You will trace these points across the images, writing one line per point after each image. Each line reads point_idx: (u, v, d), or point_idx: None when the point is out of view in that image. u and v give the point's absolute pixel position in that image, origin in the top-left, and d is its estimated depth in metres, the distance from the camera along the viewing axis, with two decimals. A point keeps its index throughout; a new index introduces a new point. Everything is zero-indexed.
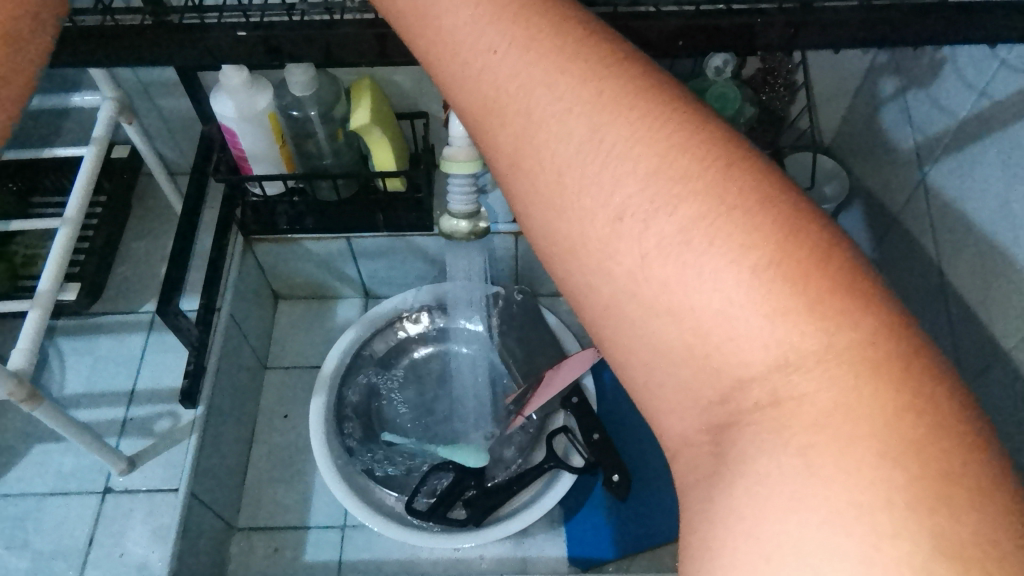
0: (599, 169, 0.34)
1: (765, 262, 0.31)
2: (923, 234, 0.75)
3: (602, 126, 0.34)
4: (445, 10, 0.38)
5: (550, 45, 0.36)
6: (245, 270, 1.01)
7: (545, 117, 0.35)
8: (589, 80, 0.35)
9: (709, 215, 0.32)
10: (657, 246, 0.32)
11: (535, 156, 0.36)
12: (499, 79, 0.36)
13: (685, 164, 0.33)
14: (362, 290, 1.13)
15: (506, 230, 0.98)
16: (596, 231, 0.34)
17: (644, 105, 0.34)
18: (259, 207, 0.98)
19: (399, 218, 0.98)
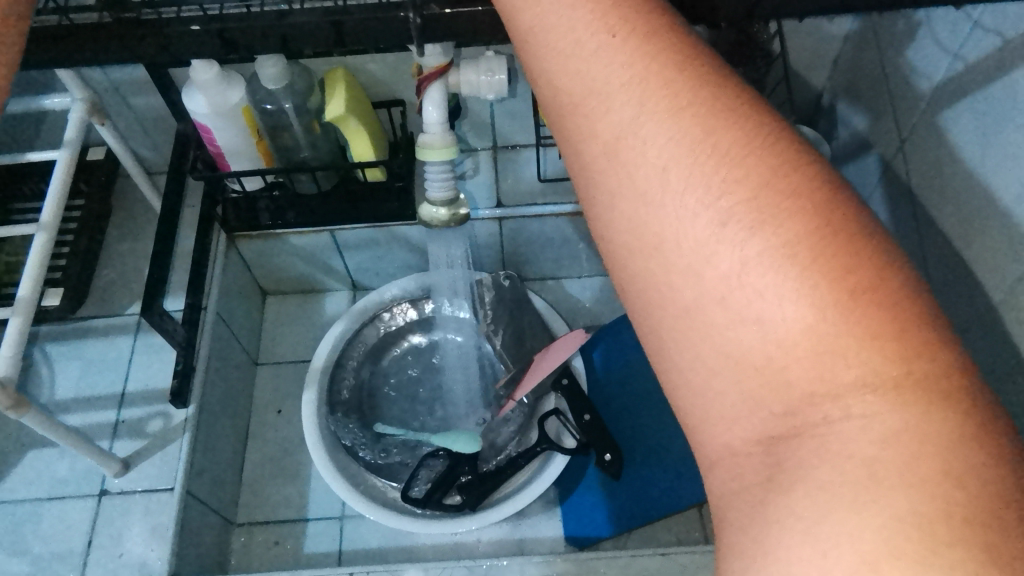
0: (705, 181, 0.34)
1: (862, 288, 0.31)
2: (904, 198, 0.75)
3: (715, 144, 0.34)
4: (559, 22, 0.38)
5: (675, 70, 0.36)
6: (229, 267, 1.01)
7: (655, 126, 0.35)
8: (703, 102, 0.35)
9: (807, 240, 0.32)
10: (756, 257, 0.32)
11: (640, 162, 0.35)
12: (616, 88, 0.36)
13: (793, 190, 0.33)
14: (349, 282, 1.13)
15: (485, 215, 0.97)
16: (693, 235, 0.34)
17: (755, 135, 0.35)
18: (240, 203, 0.98)
19: (380, 209, 0.99)
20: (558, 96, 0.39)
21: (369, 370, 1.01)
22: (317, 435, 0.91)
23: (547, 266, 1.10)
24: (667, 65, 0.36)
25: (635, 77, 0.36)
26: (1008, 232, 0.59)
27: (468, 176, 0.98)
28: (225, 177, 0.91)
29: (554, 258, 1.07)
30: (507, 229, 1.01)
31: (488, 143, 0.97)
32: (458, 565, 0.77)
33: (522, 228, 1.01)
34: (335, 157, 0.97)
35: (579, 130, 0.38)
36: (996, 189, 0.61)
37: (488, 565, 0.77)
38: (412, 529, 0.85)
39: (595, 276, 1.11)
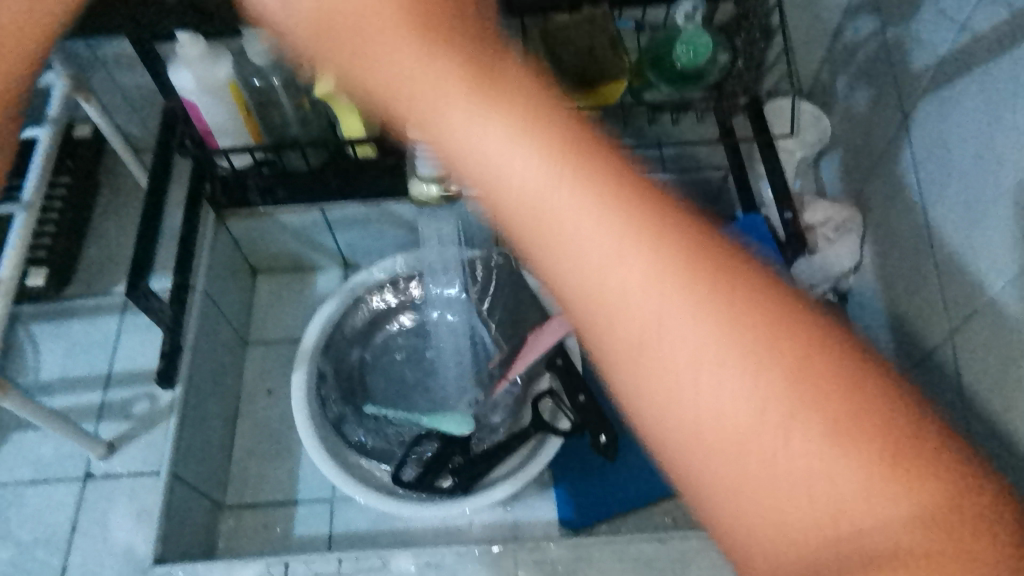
0: (695, 317, 0.33)
1: (856, 405, 0.31)
2: (903, 176, 0.72)
3: (743, 329, 0.32)
4: (506, 146, 0.36)
5: (636, 197, 0.35)
6: (218, 245, 0.99)
7: (685, 320, 0.33)
8: (721, 277, 0.33)
9: (799, 366, 0.32)
10: (755, 390, 0.32)
11: (625, 302, 0.34)
12: (586, 219, 0.34)
13: (774, 316, 0.33)
14: (340, 260, 1.11)
15: None
16: (691, 374, 0.32)
17: (726, 263, 0.34)
18: (229, 181, 0.97)
19: (370, 186, 0.98)
20: (566, 282, 0.35)
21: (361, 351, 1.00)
22: (308, 416, 0.89)
23: None
24: (674, 243, 0.34)
25: (652, 267, 0.33)
26: (1021, 213, 0.55)
27: None
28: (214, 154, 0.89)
29: None
30: None
31: None
32: (450, 551, 0.76)
33: None
34: (325, 132, 0.94)
35: (602, 321, 0.34)
36: (998, 169, 0.58)
37: (480, 550, 0.76)
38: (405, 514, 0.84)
39: None
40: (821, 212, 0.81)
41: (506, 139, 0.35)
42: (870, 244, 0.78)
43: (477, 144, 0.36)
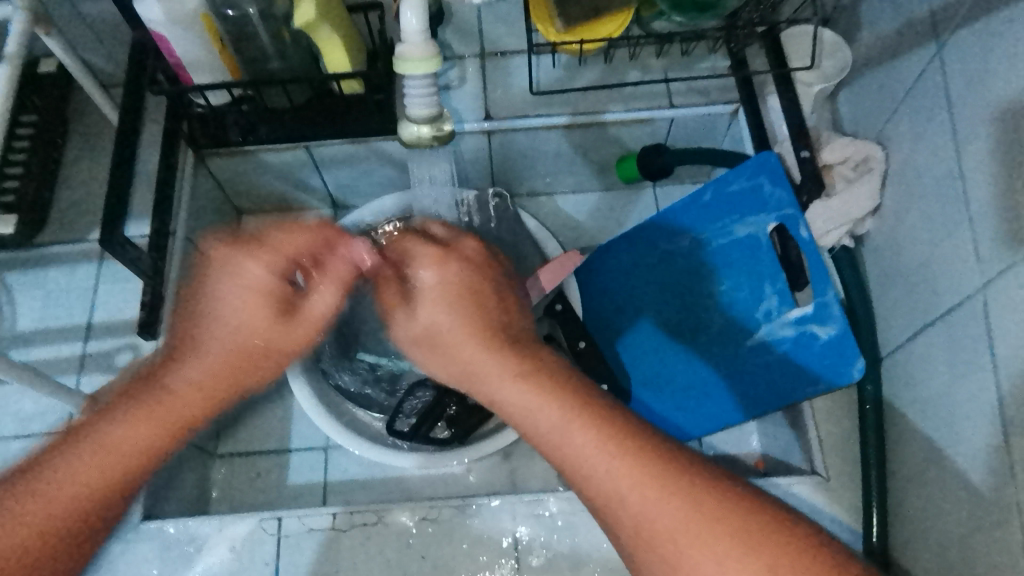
0: (663, 502, 0.45)
1: (792, 561, 0.42)
2: (934, 117, 0.64)
3: (718, 529, 0.44)
4: (508, 389, 0.52)
5: (610, 427, 0.49)
6: (199, 188, 0.94)
7: (680, 532, 0.44)
8: (700, 493, 0.45)
9: (744, 537, 0.43)
10: (723, 560, 0.43)
11: (620, 503, 0.47)
12: (580, 441, 0.48)
13: (721, 503, 0.45)
14: (331, 201, 1.06)
15: (471, 129, 0.87)
16: (678, 549, 0.44)
17: (674, 462, 0.47)
18: (208, 117, 0.90)
19: (358, 124, 0.90)
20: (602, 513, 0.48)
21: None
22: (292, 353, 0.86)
23: (539, 180, 1.01)
24: (657, 462, 0.47)
25: (665, 552, 0.45)
26: None
27: (453, 87, 0.89)
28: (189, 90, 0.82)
29: (546, 173, 0.99)
30: (496, 144, 0.92)
31: (477, 49, 0.90)
32: (448, 504, 0.74)
33: (512, 143, 0.91)
34: (309, 67, 0.88)
35: (634, 544, 0.46)
36: None
37: (477, 506, 0.74)
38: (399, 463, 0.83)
39: (591, 191, 1.03)
40: (839, 150, 0.74)
41: (512, 381, 0.52)
42: (887, 187, 0.72)
43: (496, 395, 0.52)
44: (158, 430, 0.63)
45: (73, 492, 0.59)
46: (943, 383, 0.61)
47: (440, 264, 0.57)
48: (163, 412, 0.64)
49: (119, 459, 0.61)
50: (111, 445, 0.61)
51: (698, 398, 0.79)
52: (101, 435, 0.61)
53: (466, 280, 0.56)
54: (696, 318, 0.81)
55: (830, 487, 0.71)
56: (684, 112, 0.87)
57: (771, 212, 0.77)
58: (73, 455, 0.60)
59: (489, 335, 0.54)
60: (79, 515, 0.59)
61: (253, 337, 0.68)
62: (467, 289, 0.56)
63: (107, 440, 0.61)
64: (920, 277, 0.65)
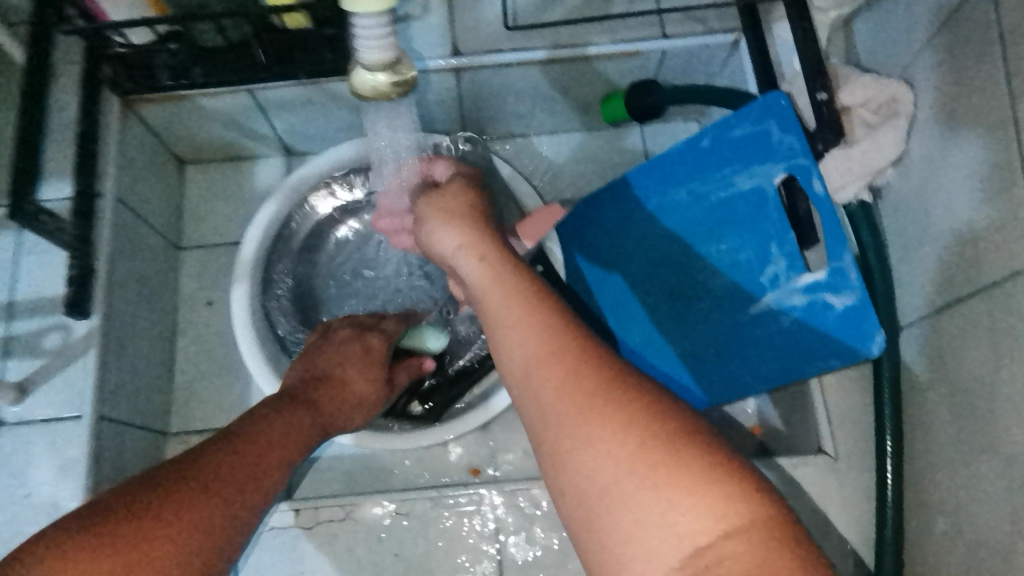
0: (550, 359, 0.42)
1: (651, 433, 0.37)
2: (985, 56, 0.55)
3: (619, 407, 0.38)
4: (441, 232, 0.55)
5: (526, 297, 0.45)
6: (132, 139, 0.82)
7: (584, 398, 0.39)
8: (616, 374, 0.40)
9: (607, 400, 0.39)
10: (585, 419, 0.39)
11: (511, 349, 0.44)
12: (495, 290, 0.47)
13: (601, 370, 0.40)
14: (282, 147, 0.95)
15: (437, 67, 0.76)
16: (550, 408, 0.40)
17: (574, 332, 0.43)
18: (132, 59, 0.78)
19: (300, 63, 0.79)
20: (520, 382, 0.43)
21: (303, 266, 0.87)
22: (247, 317, 0.78)
23: (514, 121, 0.89)
24: (581, 336, 0.43)
25: (566, 411, 0.39)
26: None
27: (414, 18, 0.78)
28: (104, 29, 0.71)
29: (524, 115, 0.88)
30: (467, 82, 0.80)
31: None
32: (424, 496, 0.69)
33: (485, 82, 0.80)
34: None
35: (538, 412, 0.41)
36: None
37: (454, 496, 0.69)
38: (360, 445, 0.74)
39: (573, 132, 0.92)
40: (860, 92, 0.65)
41: (446, 230, 0.55)
42: (915, 135, 0.63)
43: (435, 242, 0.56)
44: (299, 444, 0.57)
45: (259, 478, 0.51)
46: (983, 366, 0.54)
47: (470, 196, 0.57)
48: (313, 422, 0.60)
49: (277, 454, 0.54)
50: (290, 434, 0.57)
51: (695, 373, 0.70)
52: (273, 425, 0.56)
53: (476, 207, 0.56)
54: (695, 281, 0.72)
55: (841, 467, 0.66)
56: (679, 43, 0.76)
57: (780, 161, 0.68)
58: (253, 449, 0.53)
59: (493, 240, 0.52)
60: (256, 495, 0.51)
61: (369, 387, 0.67)
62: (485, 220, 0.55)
63: (280, 429, 0.56)
64: (959, 243, 0.57)
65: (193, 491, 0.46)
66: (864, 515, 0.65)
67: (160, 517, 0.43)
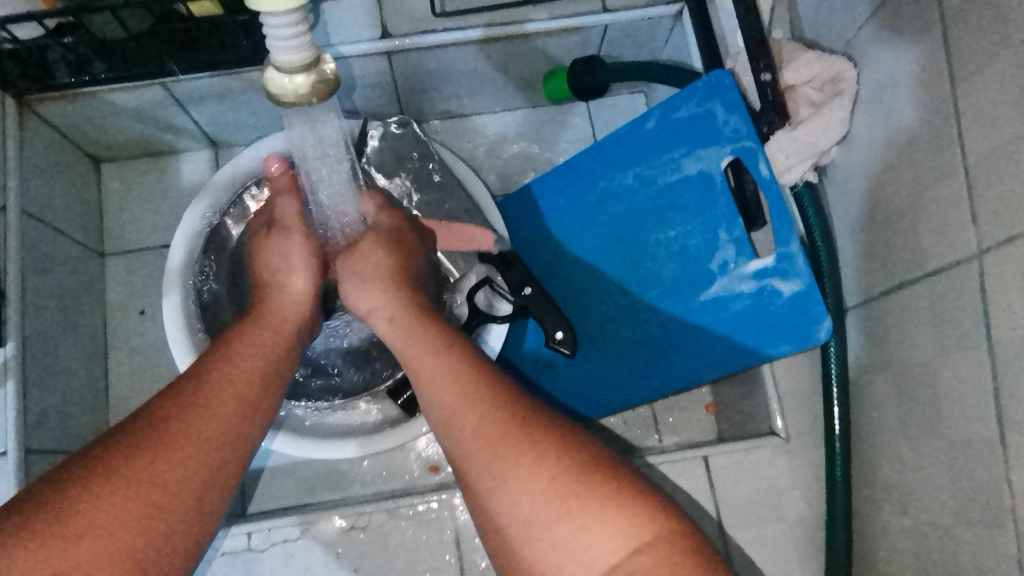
0: (461, 400, 0.47)
1: (564, 460, 0.44)
2: (929, 30, 0.53)
3: (534, 437, 0.45)
4: (351, 293, 0.60)
5: (439, 349, 0.51)
6: (38, 145, 0.76)
7: (499, 444, 0.45)
8: (530, 418, 0.46)
9: (518, 430, 0.45)
10: (493, 445, 0.45)
11: (427, 392, 0.50)
12: (410, 344, 0.53)
13: (511, 408, 0.46)
14: (206, 141, 0.89)
15: (364, 51, 0.71)
16: (465, 440, 0.46)
17: (486, 376, 0.49)
18: (23, 56, 0.71)
19: (210, 54, 0.72)
20: (440, 430, 0.48)
21: None
22: (185, 340, 0.74)
23: (450, 102, 0.85)
24: (486, 374, 0.49)
25: (484, 455, 0.45)
26: None
27: None
28: None
29: (460, 96, 0.84)
30: (398, 66, 0.75)
31: None
32: (380, 507, 0.68)
33: (418, 65, 0.75)
34: None
35: (461, 457, 0.46)
36: None
37: (411, 505, 0.68)
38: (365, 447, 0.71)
39: (512, 110, 0.88)
40: (804, 69, 0.63)
41: (357, 289, 0.60)
42: (859, 112, 0.61)
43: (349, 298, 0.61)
44: (268, 356, 0.52)
45: (210, 406, 0.46)
46: (927, 352, 0.53)
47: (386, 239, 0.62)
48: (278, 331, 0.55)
49: (235, 379, 0.48)
50: (243, 351, 0.51)
51: (646, 362, 0.69)
52: (228, 349, 0.50)
53: (388, 262, 0.60)
54: (644, 267, 0.69)
55: (793, 448, 0.65)
56: (620, 17, 0.73)
57: (725, 144, 0.67)
58: (204, 378, 0.47)
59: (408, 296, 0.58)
60: (217, 431, 0.45)
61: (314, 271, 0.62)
62: (397, 264, 0.61)
63: (236, 351, 0.50)
64: (901, 225, 0.56)
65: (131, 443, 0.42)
66: (816, 496, 0.65)
67: (90, 482, 0.40)
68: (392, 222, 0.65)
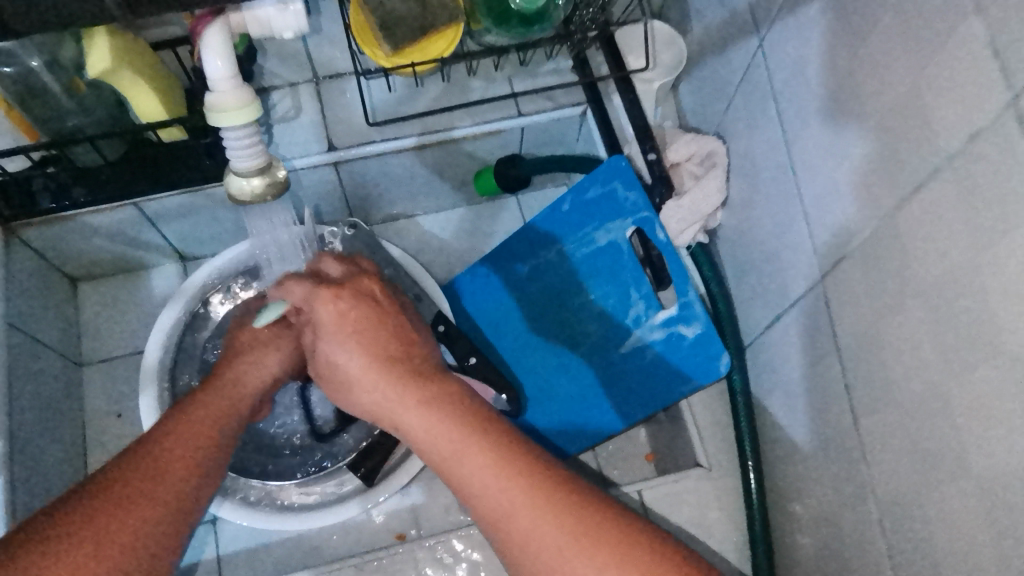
0: (514, 504, 0.44)
1: (639, 567, 0.42)
2: (766, 107, 0.65)
3: (602, 541, 0.43)
4: (336, 367, 0.54)
5: (470, 438, 0.47)
6: (21, 266, 0.84)
7: (567, 553, 0.43)
8: (591, 518, 0.44)
9: (584, 535, 0.43)
10: (560, 554, 0.43)
11: (467, 489, 0.46)
12: (430, 430, 0.48)
13: (572, 511, 0.44)
14: (175, 255, 0.98)
15: (314, 163, 0.81)
16: (521, 544, 0.44)
17: (532, 472, 0.45)
18: (9, 186, 0.80)
19: (179, 174, 0.83)
20: (492, 530, 0.45)
21: None
22: None
23: (394, 204, 0.96)
24: (535, 469, 0.46)
25: (550, 566, 0.43)
26: (870, 170, 0.49)
27: (288, 119, 0.82)
28: None
29: (403, 197, 0.95)
30: (345, 173, 0.86)
31: (308, 75, 0.84)
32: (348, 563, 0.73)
33: (362, 172, 0.86)
34: (117, 118, 0.78)
35: (519, 560, 0.44)
36: (845, 115, 0.52)
37: (376, 561, 0.73)
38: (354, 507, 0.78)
39: (452, 207, 0.99)
40: (684, 148, 0.76)
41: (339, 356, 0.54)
42: (732, 178, 0.73)
43: (336, 376, 0.55)
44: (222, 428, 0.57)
45: (163, 475, 0.50)
46: (801, 369, 0.62)
47: (336, 319, 0.54)
48: (228, 406, 0.59)
49: (194, 443, 0.54)
50: (201, 417, 0.56)
51: (579, 413, 0.77)
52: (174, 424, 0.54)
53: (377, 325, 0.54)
54: (574, 328, 0.79)
55: (715, 475, 0.72)
56: (533, 118, 0.85)
57: (628, 216, 0.76)
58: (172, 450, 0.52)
59: (382, 364, 0.52)
60: (170, 495, 0.50)
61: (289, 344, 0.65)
62: (370, 345, 0.53)
63: (185, 425, 0.54)
64: (769, 266, 0.67)
65: (97, 506, 0.47)
66: (741, 518, 0.72)
67: (65, 533, 0.45)
68: (337, 306, 0.54)
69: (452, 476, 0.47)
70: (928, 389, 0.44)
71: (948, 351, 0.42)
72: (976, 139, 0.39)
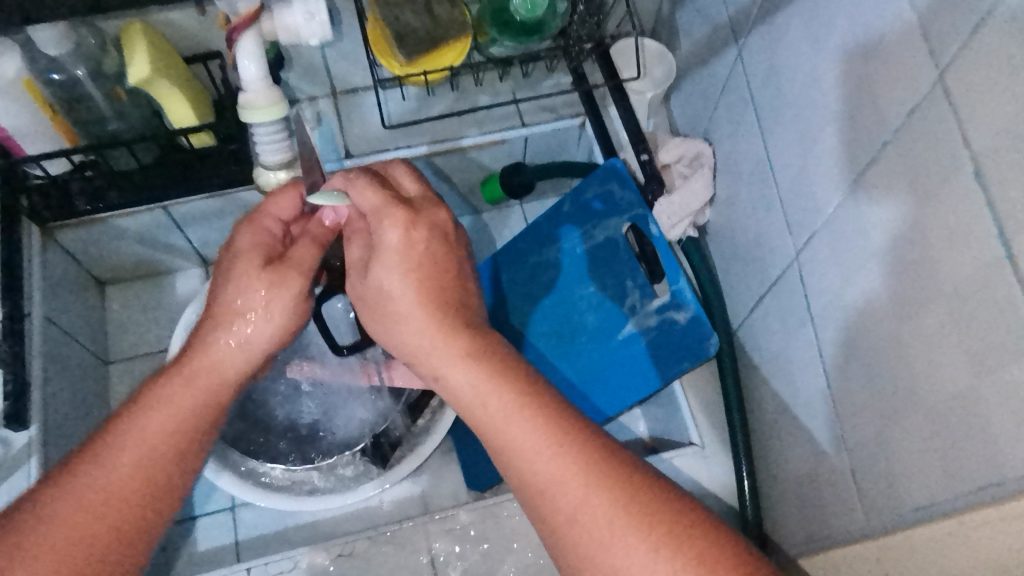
0: (536, 436, 0.49)
1: (644, 494, 0.47)
2: (745, 107, 0.71)
3: (611, 471, 0.48)
4: (385, 303, 0.57)
5: (500, 378, 0.52)
6: (55, 266, 0.90)
7: (581, 478, 0.48)
8: (601, 452, 0.49)
9: (596, 463, 0.48)
10: (572, 481, 0.48)
11: (491, 423, 0.51)
12: (463, 368, 0.53)
13: (585, 443, 0.49)
14: (198, 259, 1.04)
15: (334, 168, 0.88)
16: (535, 473, 0.49)
17: (553, 412, 0.50)
18: (49, 190, 0.85)
19: (206, 178, 0.89)
20: (511, 463, 0.50)
21: None
22: None
23: None
24: (555, 408, 0.51)
25: (565, 490, 0.48)
26: (835, 153, 0.55)
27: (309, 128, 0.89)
28: (22, 163, 0.79)
29: None
30: None
31: (327, 89, 0.90)
32: (362, 536, 0.77)
33: None
34: (151, 124, 0.85)
35: (536, 488, 0.49)
36: (813, 107, 0.58)
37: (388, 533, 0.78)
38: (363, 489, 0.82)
39: (461, 213, 1.06)
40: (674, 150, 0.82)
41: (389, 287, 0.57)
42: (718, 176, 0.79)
43: (379, 314, 0.58)
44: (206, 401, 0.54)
45: (123, 471, 0.48)
46: (783, 344, 0.67)
47: (404, 246, 0.56)
48: (217, 362, 0.55)
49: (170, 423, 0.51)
50: (179, 396, 0.52)
51: (578, 398, 0.81)
52: (129, 438, 0.49)
53: (430, 263, 0.57)
54: (572, 319, 0.84)
55: (708, 452, 0.77)
56: (537, 129, 0.91)
57: (624, 213, 0.83)
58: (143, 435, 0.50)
59: (435, 308, 0.55)
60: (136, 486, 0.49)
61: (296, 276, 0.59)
62: (421, 276, 0.56)
63: (150, 428, 0.50)
64: (752, 253, 0.72)
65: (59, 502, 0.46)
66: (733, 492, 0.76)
67: (26, 536, 0.44)
68: (410, 238, 0.56)
69: (480, 408, 0.52)
70: (887, 337, 0.50)
71: (902, 299, 0.48)
72: (914, 114, 0.45)
